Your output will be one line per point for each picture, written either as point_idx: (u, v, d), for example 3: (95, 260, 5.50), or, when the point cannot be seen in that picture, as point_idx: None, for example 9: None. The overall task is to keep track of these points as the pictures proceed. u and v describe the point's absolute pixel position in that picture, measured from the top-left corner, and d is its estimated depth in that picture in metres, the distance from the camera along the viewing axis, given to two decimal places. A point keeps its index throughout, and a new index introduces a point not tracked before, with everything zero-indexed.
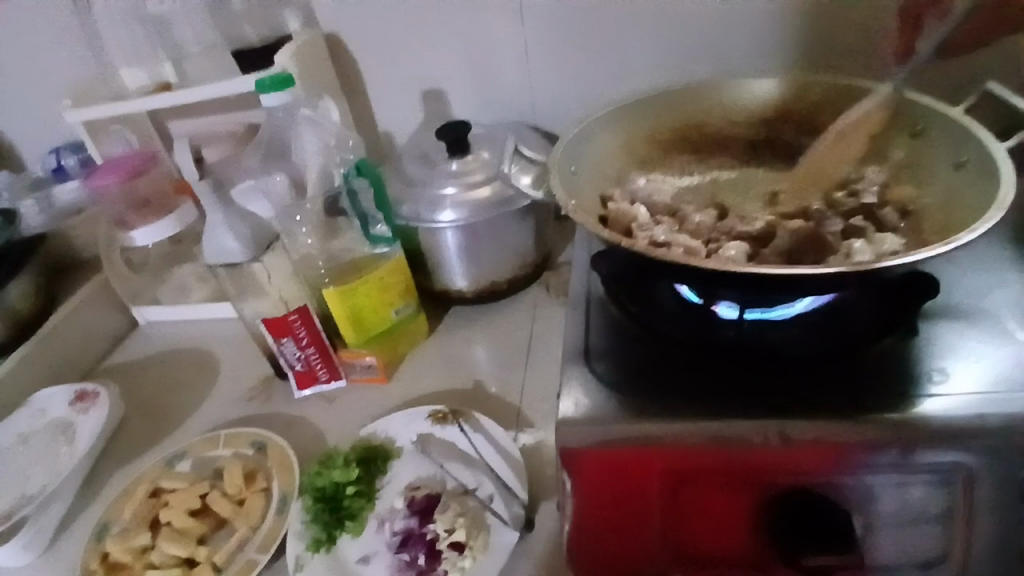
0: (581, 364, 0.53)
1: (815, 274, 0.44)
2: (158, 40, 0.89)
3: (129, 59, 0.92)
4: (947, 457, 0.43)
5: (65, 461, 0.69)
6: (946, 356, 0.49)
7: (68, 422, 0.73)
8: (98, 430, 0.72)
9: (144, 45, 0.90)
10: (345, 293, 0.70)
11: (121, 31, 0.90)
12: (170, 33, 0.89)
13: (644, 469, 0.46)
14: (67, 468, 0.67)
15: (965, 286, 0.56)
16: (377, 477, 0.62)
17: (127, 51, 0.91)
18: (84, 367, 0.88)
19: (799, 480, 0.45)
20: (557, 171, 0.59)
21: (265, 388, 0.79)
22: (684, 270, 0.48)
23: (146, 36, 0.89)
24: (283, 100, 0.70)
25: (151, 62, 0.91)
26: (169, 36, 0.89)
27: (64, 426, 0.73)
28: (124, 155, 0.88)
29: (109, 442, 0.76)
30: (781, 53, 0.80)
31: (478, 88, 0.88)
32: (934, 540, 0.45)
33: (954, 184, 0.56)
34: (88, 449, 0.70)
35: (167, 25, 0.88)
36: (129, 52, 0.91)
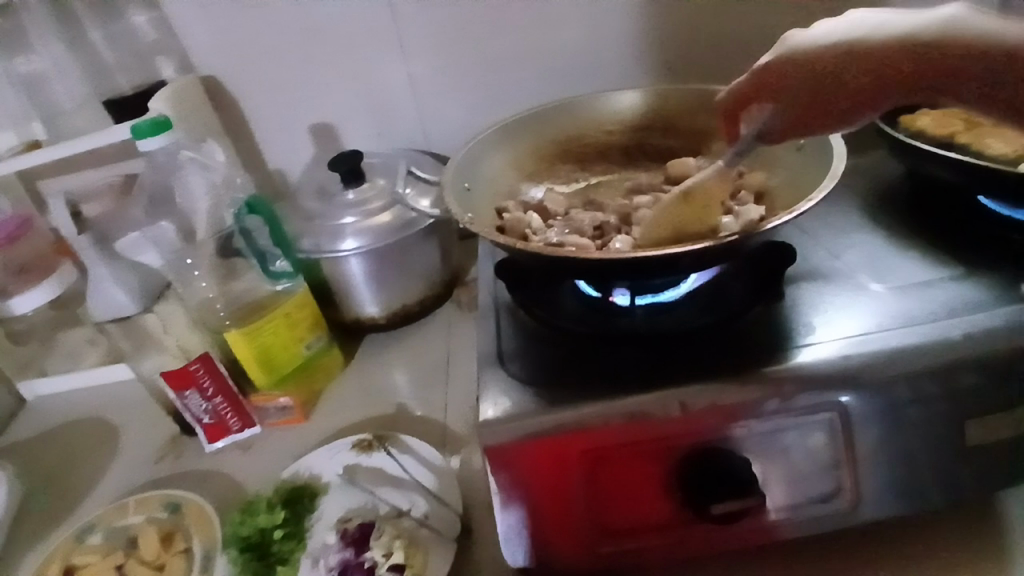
0: (496, 367, 0.55)
1: (687, 252, 0.49)
2: (27, 98, 0.85)
3: None
4: (828, 397, 0.48)
5: None
6: (815, 314, 0.55)
7: None
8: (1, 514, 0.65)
9: (12, 102, 0.86)
10: (251, 334, 0.68)
11: None
12: (40, 90, 0.85)
13: (563, 454, 0.48)
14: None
15: (823, 252, 0.63)
16: (305, 515, 0.60)
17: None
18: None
19: (702, 440, 0.48)
20: (451, 188, 0.62)
21: (175, 446, 0.75)
22: (575, 265, 0.52)
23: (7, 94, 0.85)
24: (164, 143, 0.68)
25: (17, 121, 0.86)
26: (37, 92, 0.85)
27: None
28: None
29: (11, 529, 0.69)
30: (646, 67, 0.87)
31: (367, 121, 0.90)
32: (828, 478, 0.50)
33: (799, 163, 0.63)
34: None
35: (36, 82, 0.85)
36: None
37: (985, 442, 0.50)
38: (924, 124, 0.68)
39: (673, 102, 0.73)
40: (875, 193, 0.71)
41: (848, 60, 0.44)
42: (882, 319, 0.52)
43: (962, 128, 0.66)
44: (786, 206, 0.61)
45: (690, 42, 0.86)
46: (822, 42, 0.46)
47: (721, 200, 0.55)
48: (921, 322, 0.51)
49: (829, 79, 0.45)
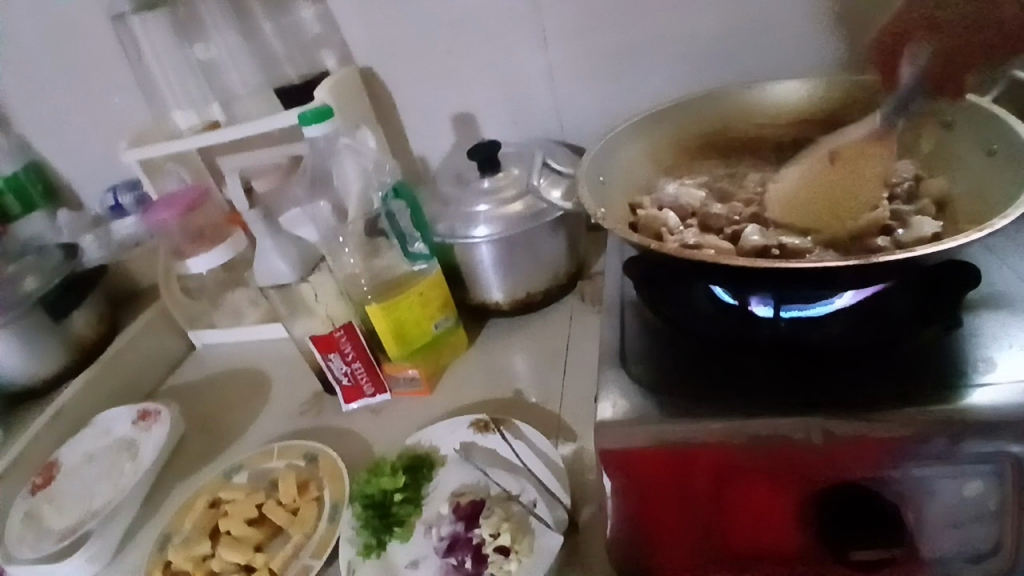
0: (617, 367, 0.55)
1: (844, 268, 0.45)
2: (207, 82, 0.96)
3: (180, 100, 0.98)
4: (993, 444, 0.43)
5: (130, 475, 0.73)
6: (990, 348, 0.49)
7: (131, 440, 0.78)
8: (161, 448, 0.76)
9: (194, 88, 0.96)
10: (388, 308, 0.73)
11: (172, 73, 0.96)
12: (218, 76, 0.95)
13: (685, 468, 0.47)
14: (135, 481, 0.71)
15: (1007, 274, 0.55)
16: (423, 484, 0.64)
17: (178, 93, 0.97)
18: (144, 390, 0.93)
19: (840, 474, 0.45)
20: (586, 182, 0.61)
21: (314, 404, 0.82)
22: (716, 270, 0.50)
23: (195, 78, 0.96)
24: (324, 131, 0.74)
25: (200, 102, 0.98)
26: (217, 78, 0.95)
27: (130, 443, 0.77)
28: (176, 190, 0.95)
29: (169, 459, 0.80)
30: (798, 60, 0.81)
31: (505, 110, 0.91)
32: (984, 532, 0.44)
33: (989, 172, 0.55)
34: (152, 463, 0.74)
35: (215, 68, 0.95)
36: (179, 94, 0.98)
37: None
38: None
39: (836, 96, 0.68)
40: None
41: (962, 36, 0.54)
42: None
43: None
44: (966, 219, 0.54)
45: (856, 30, 0.78)
46: None
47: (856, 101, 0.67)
48: None
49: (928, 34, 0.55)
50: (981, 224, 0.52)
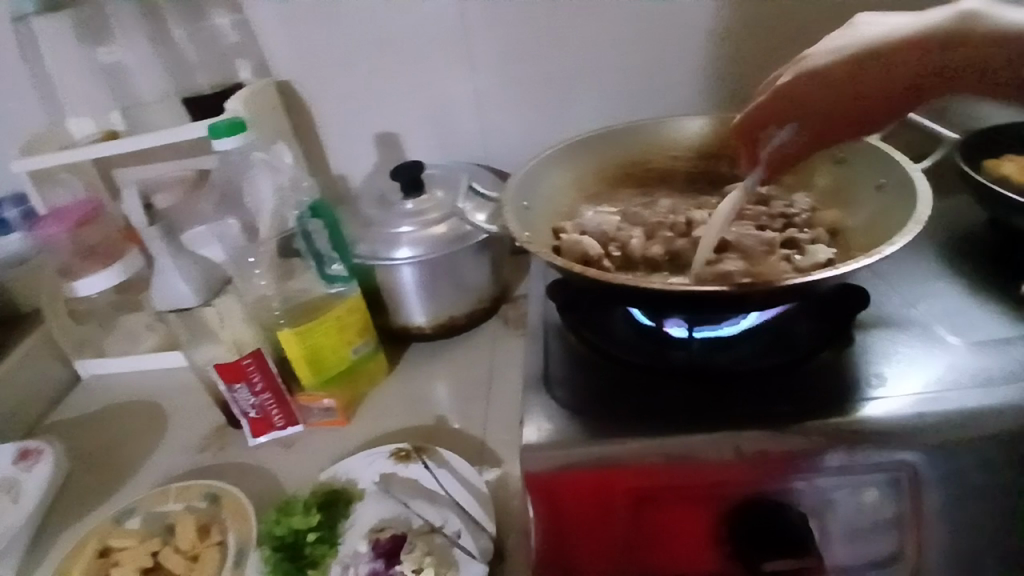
0: (542, 391, 0.55)
1: (754, 291, 0.48)
2: (113, 89, 0.89)
3: (80, 107, 0.91)
4: (886, 455, 0.46)
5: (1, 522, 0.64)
6: (883, 363, 0.52)
7: (7, 481, 0.68)
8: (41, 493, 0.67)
9: (95, 96, 0.90)
10: (303, 334, 0.69)
11: (71, 78, 0.89)
12: (124, 82, 0.89)
13: (607, 489, 0.47)
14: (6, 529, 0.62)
15: (894, 297, 0.60)
16: (339, 521, 0.60)
17: (78, 100, 0.90)
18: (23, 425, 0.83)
19: (753, 489, 0.46)
20: (511, 206, 0.61)
21: (219, 437, 0.76)
22: (634, 293, 0.51)
23: (98, 85, 0.89)
24: (237, 144, 0.69)
25: (103, 110, 0.91)
26: (121, 86, 0.89)
27: (7, 487, 0.68)
28: (65, 203, 0.87)
29: (50, 505, 0.71)
30: (712, 96, 0.85)
31: (430, 132, 0.90)
32: (884, 539, 0.47)
33: (879, 203, 0.58)
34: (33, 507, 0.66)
35: (122, 75, 0.88)
36: (78, 100, 0.90)
37: None
38: (1008, 172, 0.64)
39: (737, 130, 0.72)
40: (954, 239, 0.67)
41: (832, 101, 0.51)
42: (957, 376, 0.49)
43: None
44: (860, 245, 0.57)
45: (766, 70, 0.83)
46: (868, 41, 0.50)
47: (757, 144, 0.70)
48: (1001, 383, 0.48)
49: (819, 88, 0.50)
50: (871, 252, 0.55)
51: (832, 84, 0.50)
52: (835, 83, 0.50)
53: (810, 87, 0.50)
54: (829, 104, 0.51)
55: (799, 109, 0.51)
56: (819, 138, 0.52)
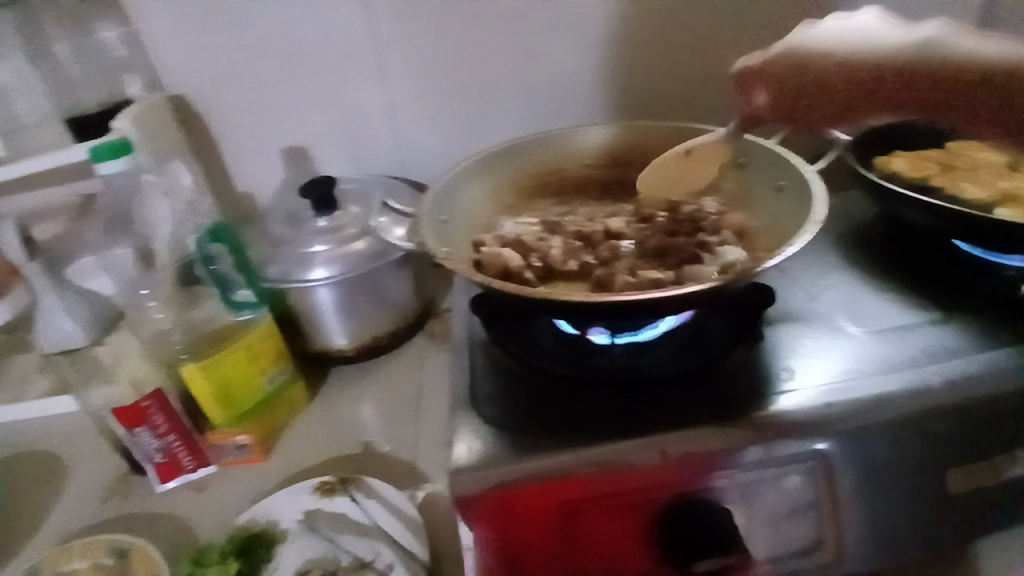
0: (469, 410, 0.53)
1: (669, 298, 0.48)
2: None
3: None
4: (804, 445, 0.47)
5: None
6: (794, 356, 0.54)
7: None
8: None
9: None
10: (209, 367, 0.64)
11: None
12: None
13: (539, 505, 0.46)
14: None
15: (800, 292, 0.63)
16: (260, 566, 0.57)
17: None
18: None
19: (680, 490, 0.47)
20: (427, 222, 0.59)
21: (123, 485, 0.70)
22: (554, 305, 0.51)
23: None
24: (124, 167, 0.64)
25: None
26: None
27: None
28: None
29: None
30: (627, 101, 0.86)
31: (341, 145, 0.87)
32: (808, 525, 0.48)
33: (778, 205, 0.61)
34: None
35: None
36: None
37: (970, 491, 0.49)
38: (898, 167, 0.68)
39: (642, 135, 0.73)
40: (851, 232, 0.71)
41: (828, 87, 0.53)
42: (861, 364, 0.51)
43: (937, 172, 0.67)
44: (763, 246, 0.59)
45: (678, 74, 0.85)
46: (833, 47, 0.52)
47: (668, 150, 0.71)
48: (900, 367, 0.50)
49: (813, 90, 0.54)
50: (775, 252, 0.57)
51: (799, 77, 0.55)
52: (844, 90, 0.53)
53: (807, 89, 0.55)
54: (829, 100, 0.54)
55: (794, 97, 0.56)
56: (790, 105, 0.56)
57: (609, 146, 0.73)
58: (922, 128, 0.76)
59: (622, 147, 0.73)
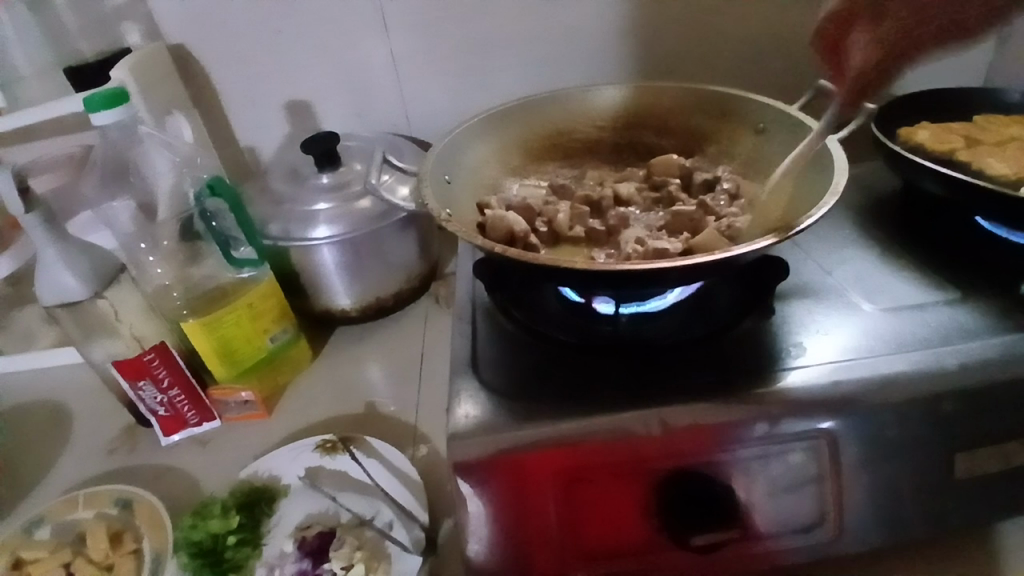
0: (470, 377, 0.53)
1: (674, 267, 0.47)
2: None
3: None
4: (809, 424, 0.47)
5: None
6: (802, 333, 0.53)
7: None
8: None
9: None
10: (211, 324, 0.63)
11: None
12: None
13: (540, 473, 0.47)
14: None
15: (812, 265, 0.61)
16: (263, 520, 0.57)
17: None
18: None
19: (681, 464, 0.46)
20: (430, 182, 0.57)
21: (128, 438, 0.71)
22: (554, 270, 0.49)
23: None
24: (118, 118, 0.60)
25: None
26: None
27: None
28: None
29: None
30: (641, 63, 0.83)
31: (344, 100, 0.85)
32: (810, 505, 0.48)
33: (794, 174, 0.58)
34: None
35: None
36: None
37: (972, 473, 0.49)
38: (921, 139, 0.66)
39: (654, 94, 0.69)
40: (868, 205, 0.69)
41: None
42: (871, 342, 0.51)
43: (960, 146, 0.64)
44: (777, 217, 0.57)
45: (697, 34, 0.81)
46: None
47: (681, 113, 0.68)
48: (911, 348, 0.49)
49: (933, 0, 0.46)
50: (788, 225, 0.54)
51: (887, 2, 0.48)
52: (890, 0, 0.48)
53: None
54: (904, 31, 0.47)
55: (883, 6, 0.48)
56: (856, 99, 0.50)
57: (620, 106, 0.70)
58: (948, 98, 0.73)
59: (633, 107, 0.70)
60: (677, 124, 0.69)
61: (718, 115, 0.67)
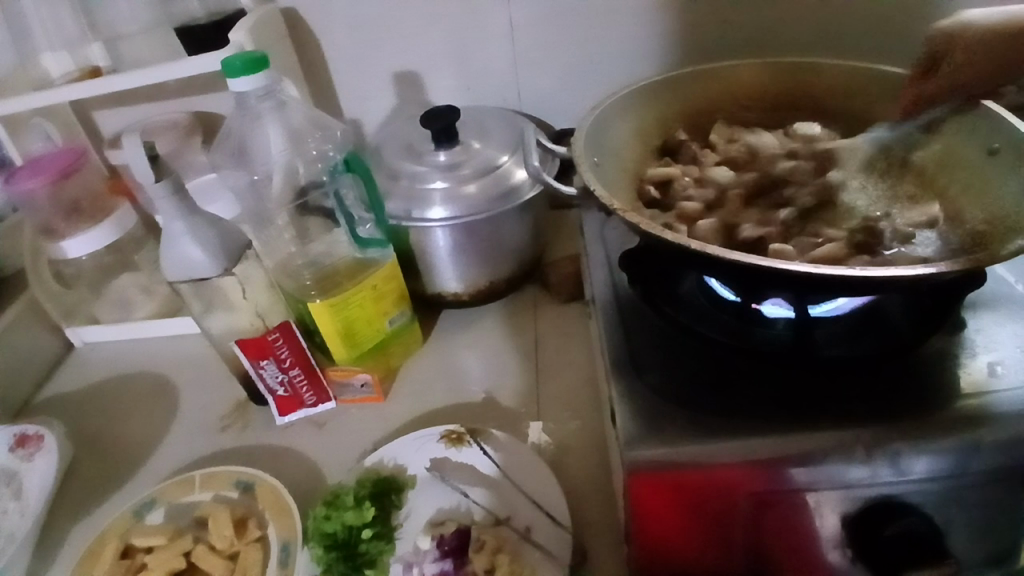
0: (630, 377, 0.49)
1: (900, 278, 0.40)
2: (88, 19, 0.77)
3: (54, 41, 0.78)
4: (1017, 453, 0.42)
5: (15, 519, 0.60)
6: (997, 346, 0.48)
7: (11, 470, 0.64)
8: (52, 480, 0.63)
9: (71, 28, 0.77)
10: (337, 305, 0.61)
11: (44, 6, 0.76)
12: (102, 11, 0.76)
13: (718, 491, 0.43)
14: (23, 529, 0.59)
15: (992, 272, 0.55)
16: (392, 513, 0.55)
17: (52, 33, 0.77)
18: (18, 403, 0.77)
19: (877, 488, 0.43)
20: (586, 163, 0.52)
21: (240, 415, 0.70)
22: (736, 270, 0.44)
23: (76, 16, 0.77)
24: (255, 86, 0.59)
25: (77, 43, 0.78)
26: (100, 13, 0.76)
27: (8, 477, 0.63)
28: (45, 152, 0.78)
29: (55, 496, 0.66)
30: (778, 41, 0.76)
31: (455, 72, 0.81)
32: (1000, 543, 0.44)
33: (990, 172, 0.52)
34: (43, 503, 0.61)
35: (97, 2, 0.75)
36: (53, 34, 0.78)
37: None
38: None
39: (810, 74, 0.63)
40: None
41: None
42: None
43: None
44: (975, 218, 0.51)
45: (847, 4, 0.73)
46: None
47: (840, 93, 0.62)
48: None
49: None
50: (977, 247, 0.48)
51: None
52: None
53: None
54: None
55: None
56: None
57: (771, 85, 0.64)
58: None
59: (784, 86, 0.64)
60: (836, 106, 0.63)
61: (887, 98, 0.60)
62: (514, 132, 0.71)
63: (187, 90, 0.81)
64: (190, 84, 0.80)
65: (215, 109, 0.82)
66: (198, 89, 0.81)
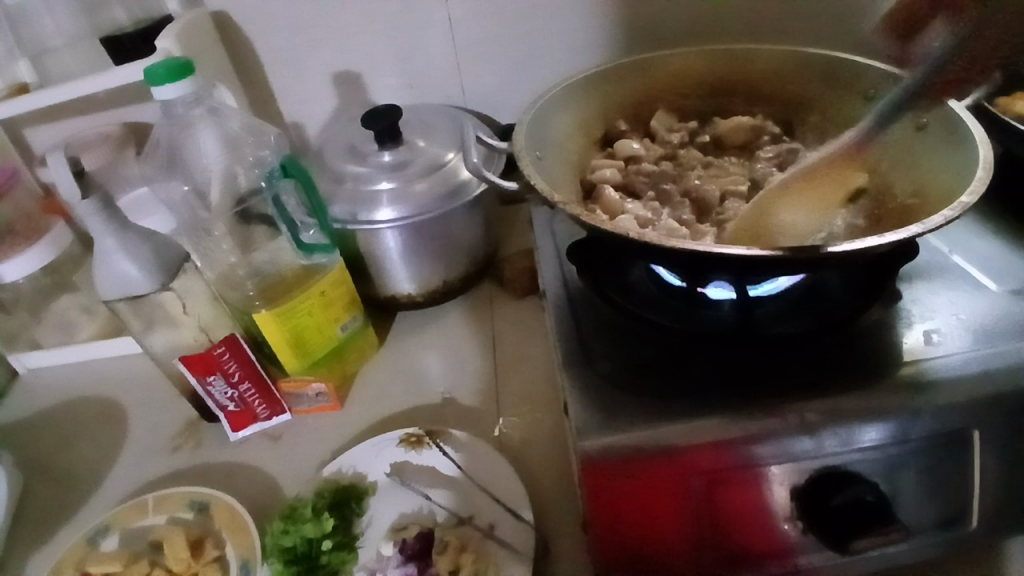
0: (582, 367, 0.49)
1: (834, 254, 0.41)
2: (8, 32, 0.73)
3: None
4: (953, 416, 0.44)
5: None
6: (932, 315, 0.50)
7: None
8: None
9: None
10: (284, 314, 0.60)
11: None
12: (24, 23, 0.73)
13: (671, 473, 0.44)
14: None
15: (925, 243, 0.57)
16: (354, 521, 0.55)
17: None
18: None
19: (823, 457, 0.44)
20: (528, 158, 0.52)
21: (191, 433, 0.68)
22: (679, 256, 0.44)
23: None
24: (181, 93, 0.57)
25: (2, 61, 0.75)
26: (21, 24, 0.72)
27: None
28: None
29: (14, 524, 0.63)
30: (714, 26, 0.77)
31: (397, 71, 0.80)
32: (943, 504, 0.46)
33: (919, 146, 0.53)
34: None
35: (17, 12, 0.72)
36: None
37: None
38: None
39: (745, 58, 0.64)
40: None
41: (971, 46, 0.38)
42: (1009, 325, 0.47)
43: None
44: (906, 192, 0.52)
45: None
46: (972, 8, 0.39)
47: (774, 77, 0.63)
48: None
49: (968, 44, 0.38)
50: (905, 223, 0.50)
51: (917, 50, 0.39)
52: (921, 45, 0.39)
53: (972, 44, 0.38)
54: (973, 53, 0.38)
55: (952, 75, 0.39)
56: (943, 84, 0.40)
57: (708, 71, 0.65)
58: None
59: (721, 71, 0.65)
60: (771, 89, 0.64)
61: (819, 78, 0.61)
62: (459, 127, 0.69)
63: (120, 102, 0.78)
64: (122, 95, 0.77)
65: (150, 118, 0.79)
66: (131, 99, 0.78)
